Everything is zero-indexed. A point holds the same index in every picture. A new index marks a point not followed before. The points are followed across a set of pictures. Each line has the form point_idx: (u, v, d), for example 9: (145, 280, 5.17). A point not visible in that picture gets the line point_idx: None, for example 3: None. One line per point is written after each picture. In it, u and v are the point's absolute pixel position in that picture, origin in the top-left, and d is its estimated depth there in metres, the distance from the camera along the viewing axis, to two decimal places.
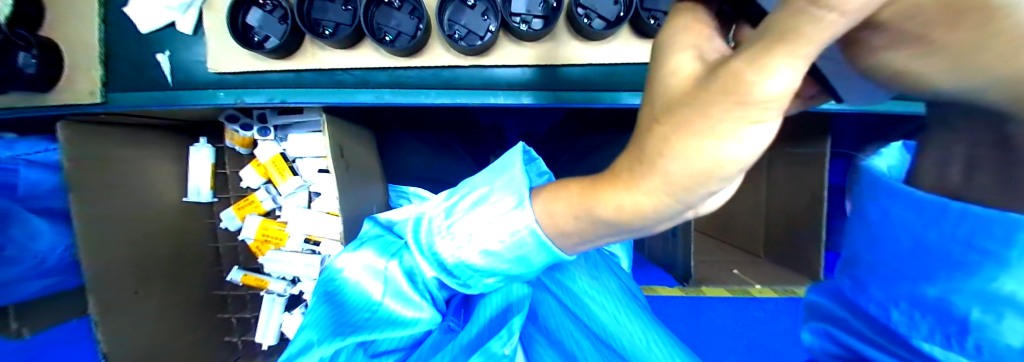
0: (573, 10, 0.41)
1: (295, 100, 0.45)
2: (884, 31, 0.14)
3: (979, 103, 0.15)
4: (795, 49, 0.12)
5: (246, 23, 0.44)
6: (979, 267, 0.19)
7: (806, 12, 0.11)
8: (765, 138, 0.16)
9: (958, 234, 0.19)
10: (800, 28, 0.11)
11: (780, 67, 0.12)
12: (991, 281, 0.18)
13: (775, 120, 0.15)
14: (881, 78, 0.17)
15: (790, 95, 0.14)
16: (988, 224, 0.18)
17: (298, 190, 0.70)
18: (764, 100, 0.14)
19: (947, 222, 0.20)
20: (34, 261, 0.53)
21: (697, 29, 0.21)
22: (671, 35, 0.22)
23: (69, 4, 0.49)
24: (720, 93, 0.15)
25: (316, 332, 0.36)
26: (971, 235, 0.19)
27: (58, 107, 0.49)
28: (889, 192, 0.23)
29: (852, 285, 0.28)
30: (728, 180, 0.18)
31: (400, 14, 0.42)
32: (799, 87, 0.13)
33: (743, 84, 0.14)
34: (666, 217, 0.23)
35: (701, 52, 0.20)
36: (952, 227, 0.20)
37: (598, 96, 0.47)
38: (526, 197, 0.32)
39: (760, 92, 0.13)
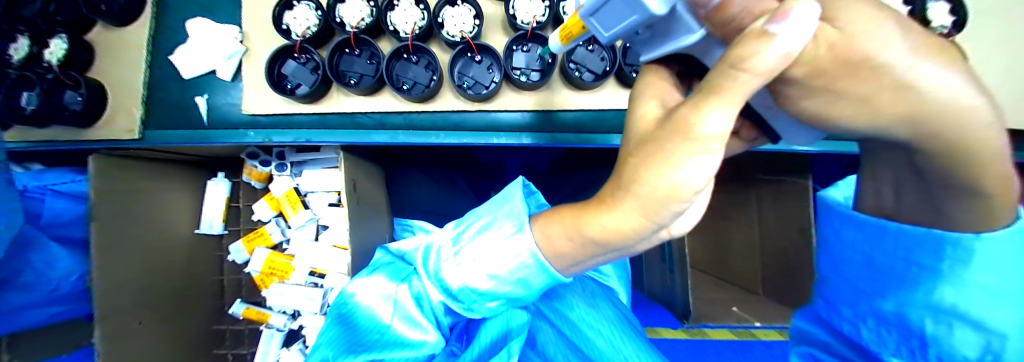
0: (566, 65, 0.48)
1: (318, 139, 0.50)
2: (803, 87, 0.19)
3: (886, 136, 0.20)
4: (721, 98, 0.17)
5: (280, 72, 0.50)
6: (923, 279, 0.24)
7: (728, 72, 0.16)
8: (714, 166, 0.20)
9: (903, 254, 0.26)
10: (723, 84, 0.17)
11: (714, 111, 0.17)
12: (936, 293, 0.24)
13: (720, 151, 0.19)
14: (810, 122, 0.22)
15: (726, 134, 0.18)
16: (921, 242, 0.24)
17: (308, 223, 0.73)
18: (706, 136, 0.18)
19: (895, 243, 0.26)
20: (47, 289, 0.55)
21: (659, 85, 0.27)
22: (639, 90, 0.27)
23: (120, 53, 0.55)
24: (673, 131, 0.20)
25: (331, 350, 0.39)
26: (912, 253, 0.25)
27: (93, 141, 0.54)
28: (847, 220, 0.30)
29: (828, 305, 0.33)
30: (689, 201, 0.22)
31: (417, 67, 0.49)
32: (732, 129, 0.18)
33: (689, 124, 0.19)
34: (643, 237, 0.26)
35: (666, 102, 0.25)
36: (899, 246, 0.25)
37: (590, 137, 0.52)
38: (525, 223, 0.36)
39: (703, 127, 0.18)
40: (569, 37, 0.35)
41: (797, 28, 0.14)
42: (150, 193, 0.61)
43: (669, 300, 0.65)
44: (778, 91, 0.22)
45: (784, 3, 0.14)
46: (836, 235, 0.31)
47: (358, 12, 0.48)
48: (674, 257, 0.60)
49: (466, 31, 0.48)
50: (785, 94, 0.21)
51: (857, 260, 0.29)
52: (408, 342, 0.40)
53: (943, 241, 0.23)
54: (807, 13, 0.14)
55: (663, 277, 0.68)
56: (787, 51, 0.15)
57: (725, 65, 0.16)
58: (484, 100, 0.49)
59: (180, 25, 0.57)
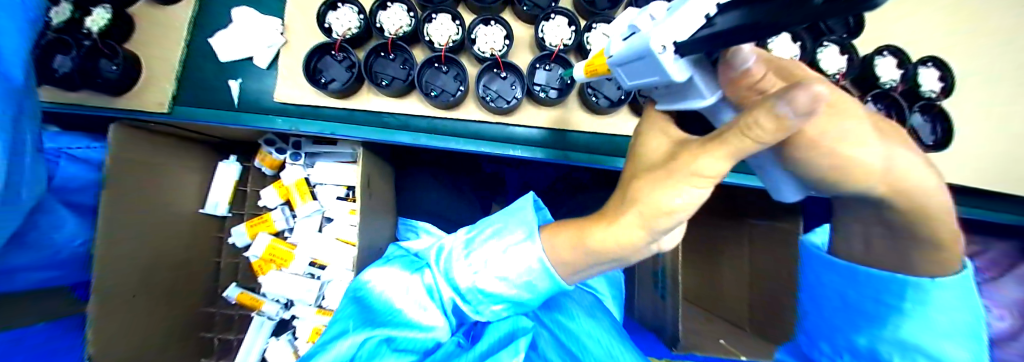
0: (584, 90, 0.51)
1: (342, 133, 0.54)
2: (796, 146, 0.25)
3: (849, 184, 0.26)
4: (727, 149, 0.20)
5: (316, 67, 0.53)
6: (883, 313, 0.37)
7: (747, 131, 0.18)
8: (702, 195, 0.24)
9: (870, 295, 0.37)
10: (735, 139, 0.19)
11: (715, 158, 0.21)
12: (899, 325, 0.36)
13: (706, 190, 0.24)
14: (787, 166, 0.28)
15: (723, 174, 0.22)
16: (882, 286, 0.35)
17: (314, 213, 0.78)
18: (709, 176, 0.23)
19: (857, 284, 0.38)
20: (51, 253, 0.58)
21: (662, 122, 0.32)
22: (647, 129, 0.33)
23: (160, 29, 0.57)
24: (684, 165, 0.23)
25: (353, 320, 0.43)
26: (877, 295, 0.36)
27: (124, 111, 0.55)
28: (816, 260, 0.43)
29: (807, 338, 0.47)
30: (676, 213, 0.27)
31: (446, 77, 0.53)
32: (728, 170, 0.22)
33: (697, 165, 0.22)
34: (637, 249, 0.32)
35: (672, 137, 0.30)
36: (862, 289, 0.38)
37: (598, 157, 0.56)
38: (536, 231, 0.41)
39: (705, 170, 0.22)
40: (594, 73, 0.38)
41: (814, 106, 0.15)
42: (167, 171, 0.64)
43: (658, 327, 0.62)
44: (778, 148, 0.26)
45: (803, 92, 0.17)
46: (815, 274, 0.44)
47: (399, 20, 0.53)
48: (667, 281, 0.58)
49: (496, 49, 0.52)
50: (784, 152, 0.26)
51: (837, 297, 0.41)
52: (416, 325, 0.45)
53: (906, 283, 0.33)
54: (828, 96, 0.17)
55: (653, 304, 0.65)
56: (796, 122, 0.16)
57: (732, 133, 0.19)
58: (505, 112, 0.52)
59: (223, 11, 0.60)
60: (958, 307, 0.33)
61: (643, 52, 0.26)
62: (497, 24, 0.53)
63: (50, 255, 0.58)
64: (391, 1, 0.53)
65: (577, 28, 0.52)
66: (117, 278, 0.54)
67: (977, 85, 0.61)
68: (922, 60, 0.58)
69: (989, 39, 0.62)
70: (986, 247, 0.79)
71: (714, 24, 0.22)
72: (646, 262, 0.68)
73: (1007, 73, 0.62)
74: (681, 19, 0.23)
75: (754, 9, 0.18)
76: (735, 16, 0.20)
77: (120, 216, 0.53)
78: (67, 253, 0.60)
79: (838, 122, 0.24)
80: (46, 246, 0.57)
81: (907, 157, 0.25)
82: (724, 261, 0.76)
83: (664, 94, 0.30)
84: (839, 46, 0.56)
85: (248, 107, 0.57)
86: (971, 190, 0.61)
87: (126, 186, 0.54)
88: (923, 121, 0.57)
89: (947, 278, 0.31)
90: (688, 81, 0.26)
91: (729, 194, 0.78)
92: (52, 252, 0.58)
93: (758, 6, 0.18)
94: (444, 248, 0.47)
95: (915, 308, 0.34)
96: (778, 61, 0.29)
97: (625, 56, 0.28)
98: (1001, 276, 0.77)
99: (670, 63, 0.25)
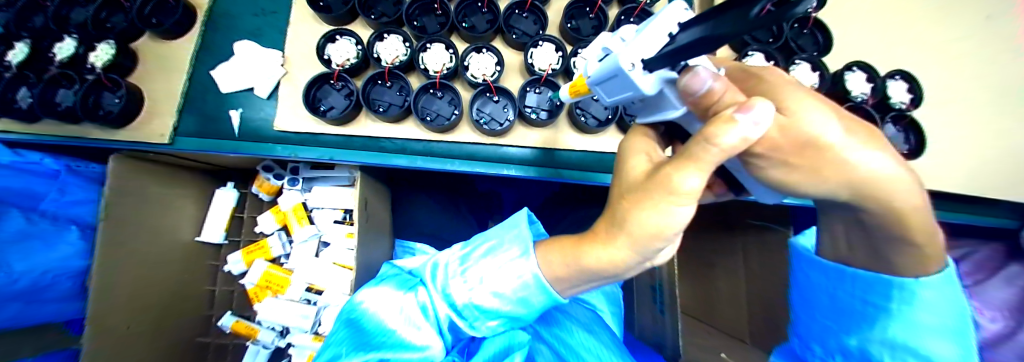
0: (573, 111, 0.54)
1: (341, 158, 0.55)
2: (764, 158, 0.27)
3: (817, 190, 0.28)
4: (697, 166, 0.22)
5: (316, 96, 0.55)
6: (874, 316, 0.38)
7: (703, 145, 0.21)
8: (685, 217, 0.26)
9: (859, 296, 0.39)
10: (699, 153, 0.21)
11: (689, 174, 0.23)
12: (890, 328, 0.37)
13: (691, 207, 0.25)
14: (761, 178, 0.30)
15: (699, 192, 0.24)
16: (869, 285, 0.37)
17: (310, 238, 0.78)
18: (685, 193, 0.24)
19: (848, 284, 0.39)
20: (6, 282, 0.53)
21: (643, 142, 0.34)
22: (628, 148, 0.34)
23: (162, 63, 0.59)
24: (659, 186, 0.25)
25: (346, 346, 0.43)
26: (865, 296, 0.38)
27: (128, 142, 0.55)
28: (810, 264, 0.44)
29: (800, 342, 0.49)
30: (667, 239, 0.29)
31: (441, 101, 0.55)
32: (704, 187, 0.23)
33: (673, 184, 0.24)
34: (631, 265, 0.33)
35: (651, 157, 0.32)
36: (853, 289, 0.39)
37: (590, 175, 0.58)
38: (530, 248, 0.42)
39: (682, 186, 0.23)
40: (577, 93, 0.40)
41: (762, 119, 0.19)
42: (162, 200, 0.64)
43: (658, 343, 0.62)
44: (749, 160, 0.28)
45: (747, 101, 0.20)
46: (806, 275, 0.46)
47: (395, 50, 0.56)
48: (664, 295, 0.58)
49: (488, 75, 0.55)
50: (755, 162, 0.28)
51: (827, 298, 0.43)
52: (410, 346, 0.44)
53: (891, 284, 0.35)
54: (764, 109, 0.19)
55: (652, 319, 0.65)
56: (749, 136, 0.20)
57: (698, 138, 0.21)
58: (498, 135, 0.54)
59: (225, 44, 0.63)
60: (943, 307, 0.34)
61: (615, 71, 0.28)
62: (489, 52, 0.56)
63: (3, 285, 0.53)
64: (388, 32, 0.56)
65: (565, 53, 0.55)
66: (111, 309, 0.54)
67: (951, 94, 0.64)
68: (889, 74, 0.61)
69: (951, 51, 0.66)
70: (973, 249, 0.81)
71: (678, 40, 0.24)
72: (643, 277, 0.69)
73: (972, 83, 0.65)
74: (649, 38, 0.26)
75: (713, 24, 0.20)
76: (696, 32, 0.22)
77: (114, 246, 0.54)
78: (26, 282, 0.55)
79: (804, 131, 0.25)
80: (1, 274, 0.52)
81: (878, 157, 0.26)
82: (718, 272, 0.77)
83: (641, 108, 0.33)
84: (811, 63, 0.59)
85: (248, 136, 0.58)
86: (949, 195, 0.64)
87: (120, 215, 0.54)
88: (896, 131, 0.60)
89: (931, 277, 0.33)
90: (660, 93, 0.29)
91: (724, 205, 0.79)
92: (6, 281, 0.53)
93: (714, 23, 0.20)
94: (439, 264, 0.47)
95: (900, 308, 0.35)
96: (750, 81, 0.30)
97: (600, 75, 0.30)
98: (990, 279, 0.78)
99: (640, 79, 0.27)
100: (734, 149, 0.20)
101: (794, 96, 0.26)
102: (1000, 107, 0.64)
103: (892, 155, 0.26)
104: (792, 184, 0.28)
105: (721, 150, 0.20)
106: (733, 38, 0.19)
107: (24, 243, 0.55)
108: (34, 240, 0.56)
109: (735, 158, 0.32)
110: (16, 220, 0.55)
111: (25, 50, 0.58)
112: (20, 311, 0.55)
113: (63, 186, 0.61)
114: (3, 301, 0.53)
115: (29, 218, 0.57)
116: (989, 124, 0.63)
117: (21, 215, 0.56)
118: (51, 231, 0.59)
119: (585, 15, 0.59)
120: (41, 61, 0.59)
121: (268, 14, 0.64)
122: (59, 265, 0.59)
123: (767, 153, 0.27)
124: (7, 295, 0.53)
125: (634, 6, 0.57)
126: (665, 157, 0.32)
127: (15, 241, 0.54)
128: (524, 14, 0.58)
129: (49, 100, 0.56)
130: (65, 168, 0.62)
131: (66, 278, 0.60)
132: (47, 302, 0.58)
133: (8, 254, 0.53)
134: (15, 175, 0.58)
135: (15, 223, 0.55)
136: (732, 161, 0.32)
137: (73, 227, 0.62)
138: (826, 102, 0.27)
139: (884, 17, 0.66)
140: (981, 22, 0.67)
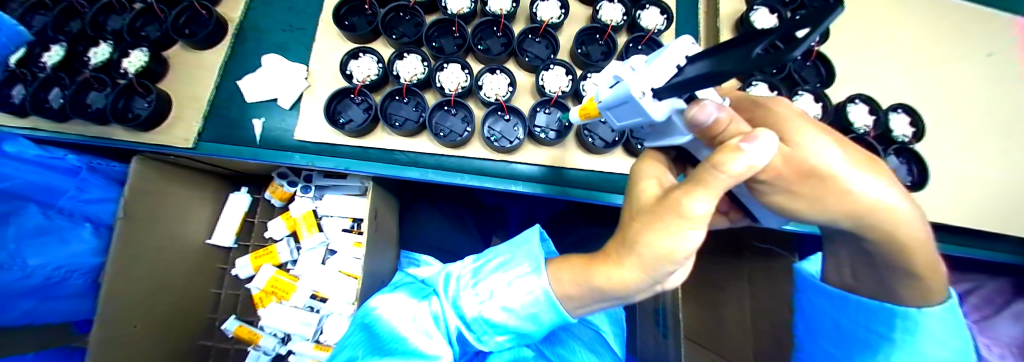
0: (581, 132, 0.56)
1: (356, 168, 0.57)
2: (765, 183, 0.29)
3: (819, 216, 0.30)
4: (706, 189, 0.23)
5: (336, 109, 0.58)
6: (879, 344, 0.37)
7: (711, 170, 0.22)
8: (696, 241, 0.27)
9: (865, 324, 0.39)
10: (707, 178, 0.23)
11: (700, 198, 0.24)
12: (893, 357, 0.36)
13: (703, 231, 0.26)
14: (768, 203, 0.31)
15: (709, 217, 0.25)
16: (872, 312, 0.37)
17: (318, 244, 0.79)
18: (696, 217, 0.25)
19: (850, 309, 0.40)
20: (21, 276, 0.54)
21: (654, 167, 0.35)
22: (638, 172, 0.36)
23: (191, 71, 0.63)
24: (670, 209, 0.26)
25: (362, 348, 0.44)
26: (870, 324, 0.38)
27: (150, 145, 0.58)
28: (814, 289, 0.45)
29: None
30: (679, 262, 0.29)
31: (455, 118, 0.58)
32: (713, 212, 0.24)
33: (683, 208, 0.25)
34: (642, 287, 0.33)
35: (662, 182, 0.33)
36: (858, 316, 0.39)
37: (597, 194, 0.59)
38: (542, 265, 0.43)
39: (693, 211, 0.24)
40: (587, 116, 0.42)
41: (766, 148, 0.21)
42: (177, 200, 0.66)
43: None
44: (754, 184, 0.30)
45: (752, 130, 0.22)
46: (809, 300, 0.46)
47: (413, 69, 0.59)
48: (668, 318, 0.58)
49: (500, 95, 0.58)
50: (758, 186, 0.30)
51: (831, 324, 0.43)
52: (421, 354, 0.44)
53: (894, 312, 0.35)
54: (767, 140, 0.21)
55: (655, 342, 0.64)
56: (754, 164, 0.22)
57: (707, 164, 0.22)
58: (509, 152, 0.56)
59: (252, 57, 0.66)
60: (948, 340, 0.33)
61: (626, 98, 0.29)
62: (502, 73, 0.59)
63: (17, 279, 0.54)
64: (407, 52, 0.59)
65: (574, 77, 0.57)
66: (120, 310, 0.55)
67: (953, 128, 0.65)
68: (891, 107, 0.63)
69: (953, 86, 0.68)
70: (981, 285, 0.80)
71: (685, 72, 0.26)
72: (648, 300, 0.69)
73: (975, 119, 0.66)
74: (658, 69, 0.28)
75: (718, 60, 0.22)
76: (702, 66, 0.24)
77: (130, 246, 0.55)
78: (39, 277, 0.56)
79: (808, 160, 0.26)
80: (16, 269, 0.53)
81: (881, 188, 0.27)
82: (723, 296, 0.76)
83: (651, 132, 0.35)
84: (813, 95, 0.61)
85: (268, 144, 0.61)
86: (955, 228, 0.63)
87: (140, 214, 0.56)
88: (899, 163, 0.61)
89: (933, 308, 0.33)
90: (668, 120, 0.30)
91: (728, 230, 0.80)
92: (19, 276, 0.53)
93: (721, 59, 0.22)
94: (451, 275, 0.48)
95: (905, 337, 0.35)
96: (753, 110, 0.32)
97: (611, 101, 0.32)
98: (999, 315, 0.77)
99: (650, 106, 0.28)
100: (742, 175, 0.22)
101: (797, 127, 0.27)
102: (1003, 142, 0.65)
103: (894, 184, 0.27)
104: (793, 210, 0.30)
105: (732, 176, 0.22)
106: (739, 74, 0.20)
107: (40, 239, 0.56)
108: (51, 237, 0.58)
109: (741, 183, 0.33)
110: (34, 217, 0.56)
111: (61, 53, 0.61)
112: (35, 307, 0.57)
113: (82, 184, 0.63)
114: (17, 295, 0.54)
115: (47, 214, 0.58)
116: (991, 159, 0.64)
117: (39, 212, 0.57)
118: (66, 227, 0.60)
119: (595, 41, 0.62)
120: (75, 63, 0.63)
121: (295, 30, 0.68)
122: (72, 262, 0.60)
123: (767, 178, 0.28)
124: (20, 290, 0.54)
125: (642, 35, 0.60)
126: (675, 181, 0.33)
127: (31, 236, 0.55)
128: (538, 38, 0.61)
129: (80, 102, 0.60)
130: (86, 165, 0.63)
131: (77, 275, 0.61)
132: (59, 298, 0.60)
133: (23, 249, 0.54)
134: (35, 171, 0.58)
135: (33, 219, 0.56)
136: (738, 186, 0.33)
137: (88, 224, 0.63)
138: (830, 132, 0.28)
139: (886, 52, 0.68)
140: (981, 59, 0.70)
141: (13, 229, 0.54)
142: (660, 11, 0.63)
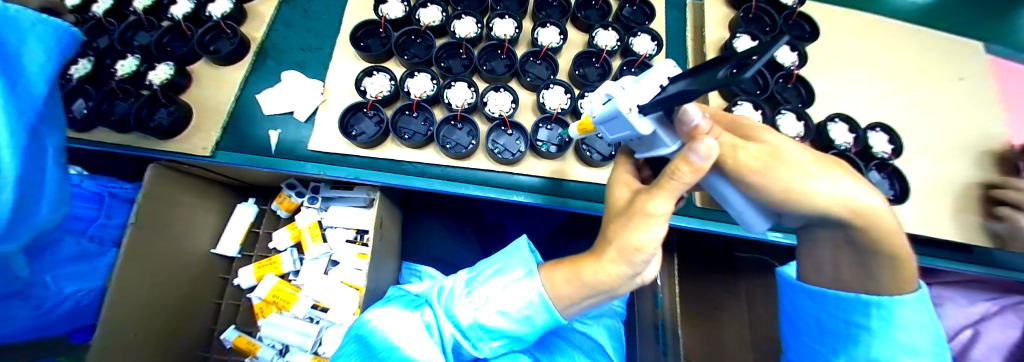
0: (580, 146, 0.60)
1: (365, 177, 0.60)
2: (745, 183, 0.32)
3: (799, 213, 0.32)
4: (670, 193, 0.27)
5: (349, 122, 0.62)
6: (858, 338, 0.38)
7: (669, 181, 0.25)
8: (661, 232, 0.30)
9: (844, 318, 0.40)
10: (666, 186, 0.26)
11: (663, 202, 0.27)
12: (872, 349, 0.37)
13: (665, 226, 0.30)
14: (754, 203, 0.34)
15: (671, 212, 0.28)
16: (850, 305, 0.38)
17: (321, 255, 0.81)
18: (661, 215, 0.28)
19: (827, 303, 0.41)
20: (56, 303, 0.56)
21: (623, 176, 0.39)
22: (611, 180, 0.39)
23: (213, 85, 0.67)
24: (641, 213, 0.29)
25: (359, 356, 0.46)
26: (850, 317, 0.39)
27: (168, 151, 0.61)
28: (794, 289, 0.46)
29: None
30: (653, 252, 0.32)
31: (460, 132, 0.62)
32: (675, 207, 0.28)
33: (649, 210, 0.28)
34: (625, 279, 0.36)
35: (632, 186, 0.37)
36: (837, 311, 0.40)
37: (596, 205, 0.62)
38: (534, 268, 0.45)
39: (656, 210, 0.28)
40: (584, 130, 0.45)
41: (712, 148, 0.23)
42: (185, 206, 0.67)
43: None
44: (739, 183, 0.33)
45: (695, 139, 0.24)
46: (793, 303, 0.47)
47: (424, 86, 0.63)
48: (668, 337, 0.58)
49: (504, 111, 0.62)
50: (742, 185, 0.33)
51: (812, 321, 0.44)
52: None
53: (870, 302, 0.36)
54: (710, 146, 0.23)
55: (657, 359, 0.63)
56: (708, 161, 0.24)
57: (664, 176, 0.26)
58: (512, 162, 0.59)
59: (272, 73, 0.71)
60: (918, 329, 0.35)
61: (615, 113, 0.33)
62: (506, 91, 0.63)
63: (51, 308, 0.55)
64: (418, 71, 0.64)
65: (573, 95, 0.62)
66: (120, 317, 0.54)
67: (931, 147, 0.69)
68: (869, 125, 0.67)
69: (929, 108, 0.73)
70: None
71: (668, 90, 0.29)
72: (648, 316, 0.69)
73: (949, 138, 0.71)
74: (645, 87, 0.32)
75: (694, 80, 0.26)
76: (682, 85, 0.27)
77: (135, 251, 0.56)
78: (71, 303, 0.58)
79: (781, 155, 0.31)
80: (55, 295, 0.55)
81: (856, 185, 0.31)
82: (725, 315, 0.76)
83: (639, 144, 0.38)
84: (795, 114, 0.66)
85: (283, 153, 0.64)
86: (942, 241, 0.65)
87: (149, 220, 0.58)
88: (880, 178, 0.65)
89: (906, 295, 0.35)
90: (654, 133, 0.34)
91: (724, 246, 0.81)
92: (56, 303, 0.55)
93: (696, 79, 0.25)
94: (445, 286, 0.50)
95: (880, 326, 0.37)
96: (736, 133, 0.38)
97: (602, 116, 0.35)
98: None
99: (636, 121, 0.32)
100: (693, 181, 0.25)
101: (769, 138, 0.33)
102: (976, 161, 0.69)
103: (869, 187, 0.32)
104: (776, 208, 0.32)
105: (692, 170, 0.24)
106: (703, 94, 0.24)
107: (76, 266, 0.59)
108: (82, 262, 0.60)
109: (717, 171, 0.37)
110: (71, 246, 0.58)
111: (89, 66, 0.66)
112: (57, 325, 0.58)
113: (108, 211, 0.67)
114: (43, 322, 0.55)
115: (81, 242, 0.60)
116: (969, 176, 0.68)
117: (75, 241, 0.59)
118: (97, 254, 0.63)
119: (592, 64, 0.67)
120: (102, 75, 0.67)
121: (313, 50, 0.73)
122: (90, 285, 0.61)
123: None
124: (55, 317, 0.56)
125: (635, 59, 0.64)
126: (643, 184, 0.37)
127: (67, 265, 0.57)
128: (539, 61, 0.66)
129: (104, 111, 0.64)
130: (105, 192, 0.67)
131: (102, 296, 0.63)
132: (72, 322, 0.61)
133: (61, 280, 0.56)
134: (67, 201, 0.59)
135: (71, 249, 0.57)
136: (716, 176, 0.37)
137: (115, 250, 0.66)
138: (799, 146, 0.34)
139: (863, 75, 0.74)
140: (953, 82, 0.75)
141: (56, 259, 0.55)
142: (651, 38, 0.68)
